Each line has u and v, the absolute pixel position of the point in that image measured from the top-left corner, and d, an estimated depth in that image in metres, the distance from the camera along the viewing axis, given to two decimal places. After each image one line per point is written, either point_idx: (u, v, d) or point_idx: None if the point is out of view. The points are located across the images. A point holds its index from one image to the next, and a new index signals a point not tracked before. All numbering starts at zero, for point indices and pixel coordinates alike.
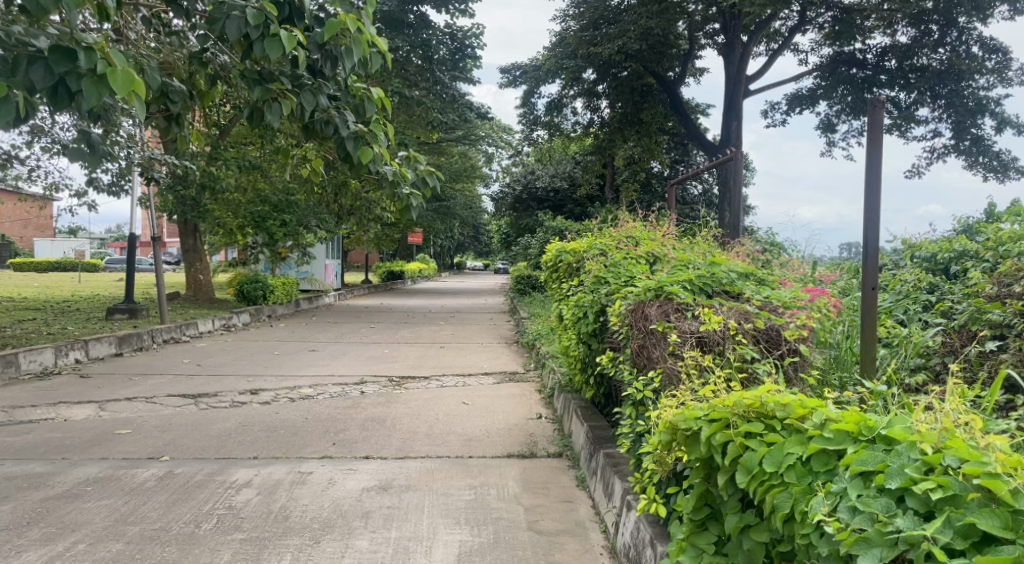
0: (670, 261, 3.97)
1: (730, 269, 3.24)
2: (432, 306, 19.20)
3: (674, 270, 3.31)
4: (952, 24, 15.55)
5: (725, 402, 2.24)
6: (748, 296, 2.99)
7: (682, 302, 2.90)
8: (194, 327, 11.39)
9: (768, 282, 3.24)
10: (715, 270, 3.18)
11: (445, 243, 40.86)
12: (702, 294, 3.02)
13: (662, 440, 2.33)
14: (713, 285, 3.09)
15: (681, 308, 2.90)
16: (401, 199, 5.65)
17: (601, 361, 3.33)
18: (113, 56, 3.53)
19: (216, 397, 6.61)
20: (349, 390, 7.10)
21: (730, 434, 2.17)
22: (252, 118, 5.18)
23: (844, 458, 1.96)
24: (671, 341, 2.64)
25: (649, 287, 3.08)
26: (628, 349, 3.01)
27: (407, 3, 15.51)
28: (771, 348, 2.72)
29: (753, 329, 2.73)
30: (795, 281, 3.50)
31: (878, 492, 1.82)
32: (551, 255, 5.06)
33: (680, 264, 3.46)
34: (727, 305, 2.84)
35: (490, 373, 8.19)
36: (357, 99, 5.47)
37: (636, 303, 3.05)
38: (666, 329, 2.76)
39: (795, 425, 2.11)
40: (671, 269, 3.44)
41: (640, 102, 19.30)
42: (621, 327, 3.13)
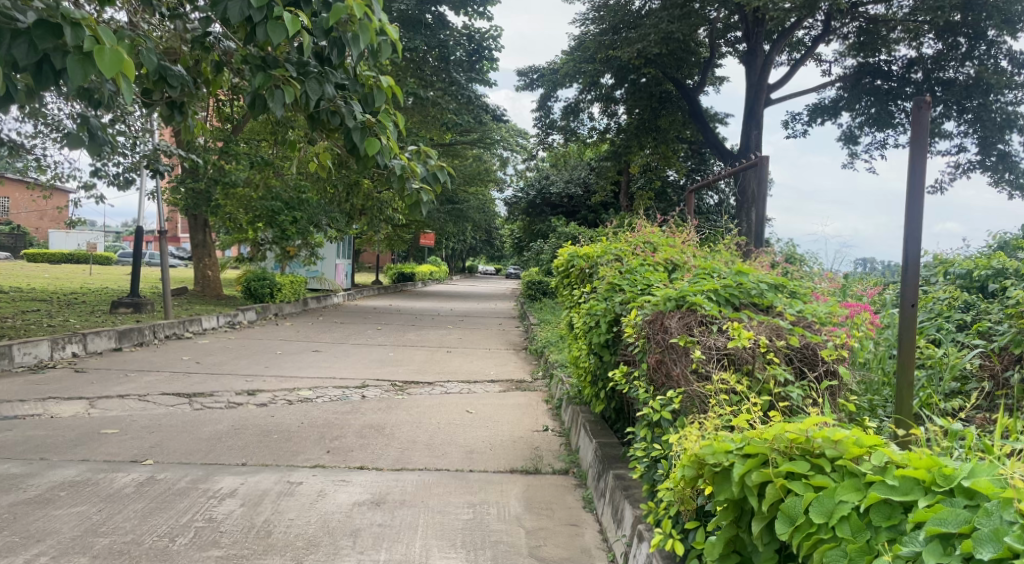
0: (690, 269, 3.69)
1: (756, 278, 2.97)
2: (441, 309, 18.96)
3: (695, 277, 3.05)
4: (980, 36, 15.19)
5: (765, 436, 2.07)
6: (781, 311, 2.70)
7: (704, 314, 2.63)
8: (198, 323, 11.21)
9: (801, 295, 2.95)
10: (740, 278, 2.90)
11: (458, 246, 40.65)
12: (729, 306, 2.76)
13: (686, 476, 2.17)
14: (741, 296, 2.81)
15: (705, 320, 2.63)
16: (410, 196, 5.43)
17: (613, 376, 3.07)
18: (102, 35, 3.35)
19: (211, 397, 6.38)
20: (349, 393, 6.85)
21: (769, 474, 2.01)
22: (253, 107, 4.98)
23: (913, 512, 1.81)
24: (696, 359, 2.39)
25: (669, 296, 2.81)
26: (644, 364, 2.73)
27: (425, 2, 15.32)
28: (807, 369, 2.44)
29: (787, 348, 2.46)
30: (829, 294, 3.21)
31: (962, 560, 1.65)
32: (563, 260, 4.79)
33: (703, 273, 3.18)
34: (756, 319, 2.56)
35: (496, 380, 7.93)
36: (367, 88, 5.24)
37: (655, 314, 2.78)
38: (688, 344, 2.49)
39: (849, 467, 1.97)
40: (691, 277, 3.16)
41: (658, 108, 19.02)
42: (638, 339, 2.88)
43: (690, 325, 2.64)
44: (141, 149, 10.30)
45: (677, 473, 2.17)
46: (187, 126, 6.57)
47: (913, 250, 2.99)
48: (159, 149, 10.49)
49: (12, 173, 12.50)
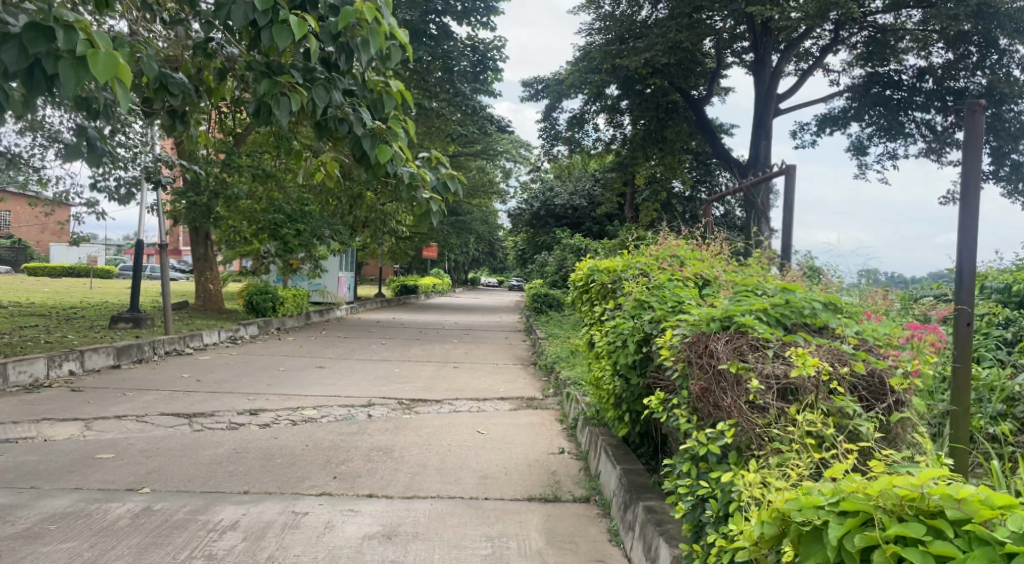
0: (722, 285, 3.51)
1: (805, 296, 2.84)
2: (445, 323, 18.69)
3: (736, 298, 2.89)
4: (992, 44, 14.97)
5: (870, 492, 1.93)
6: (839, 332, 2.64)
7: (755, 337, 2.60)
8: (199, 339, 10.99)
9: (854, 313, 2.84)
10: (789, 296, 2.81)
11: (461, 258, 40.42)
12: (780, 328, 2.71)
13: (768, 533, 2.03)
14: (792, 317, 2.75)
15: (757, 343, 2.60)
16: (420, 205, 5.30)
17: (648, 403, 2.95)
18: (96, 38, 3.15)
19: (212, 417, 6.14)
20: (354, 413, 6.60)
21: (877, 538, 1.86)
22: (258, 114, 4.82)
23: None
24: (754, 389, 2.37)
25: (711, 317, 2.77)
26: (686, 392, 2.68)
27: (429, 13, 15.17)
28: (877, 398, 2.45)
29: (850, 375, 2.45)
30: (879, 313, 3.07)
31: None
32: (583, 276, 4.59)
33: (744, 289, 3.03)
34: (810, 341, 2.55)
35: (506, 397, 7.68)
36: (376, 94, 5.06)
37: (696, 335, 2.76)
38: (740, 370, 2.47)
39: (980, 534, 1.82)
40: (728, 295, 3.05)
41: (665, 119, 18.82)
42: (675, 362, 2.82)
43: (740, 349, 2.62)
44: (141, 161, 10.13)
45: (759, 530, 2.03)
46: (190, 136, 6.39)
47: (967, 263, 2.87)
48: (160, 160, 10.32)
49: (13, 187, 12.34)
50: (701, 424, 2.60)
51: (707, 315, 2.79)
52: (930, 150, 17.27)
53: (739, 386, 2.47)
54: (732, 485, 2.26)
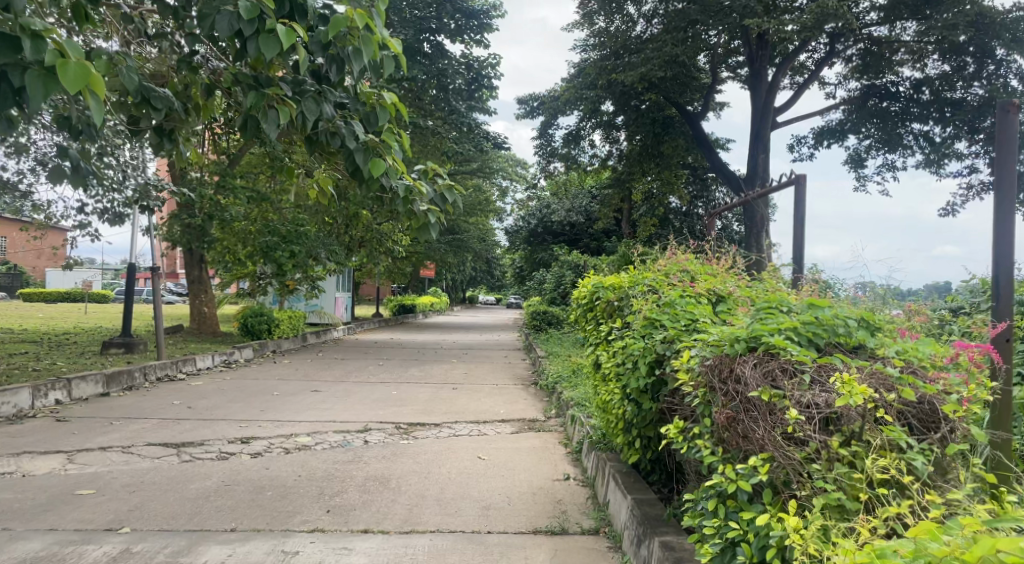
0: (738, 302, 3.32)
1: (834, 311, 2.66)
2: (443, 342, 18.45)
3: (760, 315, 2.69)
4: (988, 55, 14.86)
5: (967, 558, 1.71)
6: (879, 353, 2.48)
7: (788, 361, 2.42)
8: (191, 364, 10.74)
9: (887, 331, 2.67)
10: (819, 312, 2.62)
11: (459, 277, 40.23)
12: (812, 348, 2.51)
13: None
14: (824, 336, 2.55)
15: (790, 367, 2.42)
16: (418, 218, 5.15)
17: (665, 432, 2.75)
18: (65, 48, 2.95)
19: (201, 447, 5.89)
20: (350, 439, 6.35)
21: None
22: (246, 129, 4.66)
23: None
24: (793, 419, 2.19)
25: (735, 336, 2.58)
26: (711, 422, 2.50)
27: (422, 31, 15.03)
28: (930, 428, 2.30)
29: (898, 403, 2.29)
30: (910, 326, 2.89)
31: None
32: (587, 293, 4.37)
33: (768, 304, 2.84)
34: (846, 362, 2.38)
35: (507, 420, 7.44)
36: (369, 106, 4.91)
37: (719, 356, 2.57)
38: (773, 398, 2.31)
39: None
40: (748, 312, 2.86)
41: (661, 134, 18.59)
42: (695, 387, 2.65)
43: (770, 372, 2.45)
44: (131, 183, 9.95)
45: None
46: (178, 154, 6.20)
47: (1003, 274, 2.71)
48: (149, 181, 10.13)
49: (3, 212, 12.16)
50: (730, 457, 2.42)
51: (731, 334, 2.59)
52: (929, 162, 17.13)
53: (774, 416, 2.31)
54: (777, 531, 2.09)
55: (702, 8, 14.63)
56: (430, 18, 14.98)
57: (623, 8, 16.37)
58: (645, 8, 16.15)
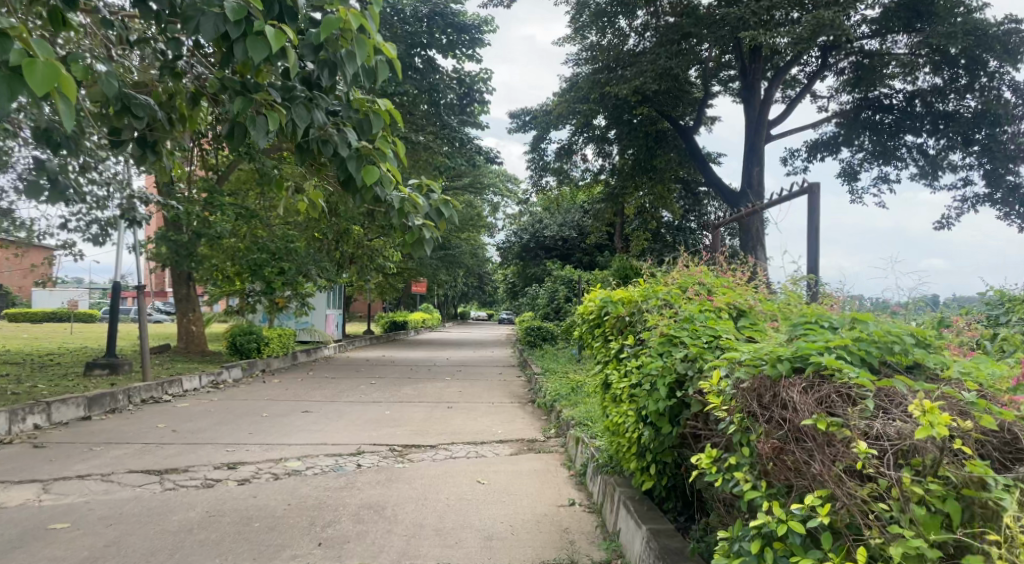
0: (763, 319, 3.16)
1: (879, 326, 2.52)
2: (437, 360, 18.18)
3: (803, 334, 2.53)
4: (980, 67, 14.73)
5: None
6: (944, 373, 2.31)
7: (844, 385, 2.28)
8: (177, 385, 10.42)
9: (941, 347, 2.52)
10: (865, 330, 2.48)
11: (450, 293, 39.96)
12: (866, 368, 2.36)
13: None
14: (878, 354, 2.39)
15: (847, 393, 2.28)
16: (411, 233, 4.94)
17: (697, 462, 2.59)
18: (34, 48, 2.73)
19: (185, 474, 5.59)
20: (342, 463, 6.06)
21: None
22: (233, 136, 4.43)
23: None
24: (861, 450, 2.05)
25: (777, 356, 2.44)
26: (758, 452, 2.35)
27: (413, 46, 14.87)
28: (1012, 458, 2.11)
29: (977, 433, 2.11)
30: (963, 342, 2.71)
31: None
32: (594, 308, 4.16)
33: (807, 321, 2.68)
34: (910, 386, 2.23)
35: (505, 441, 7.17)
36: (361, 114, 4.71)
37: (761, 379, 2.44)
38: (831, 427, 2.18)
39: None
40: (785, 330, 2.71)
41: (654, 148, 18.43)
42: (733, 414, 2.50)
43: (824, 398, 2.32)
44: (115, 199, 9.63)
45: None
46: (162, 167, 5.94)
47: None
48: (135, 197, 9.82)
49: None
50: (784, 491, 2.28)
51: (774, 353, 2.45)
52: (923, 175, 17.02)
53: (833, 448, 2.18)
54: None
55: (696, 21, 14.70)
56: (421, 33, 14.81)
57: (614, 23, 16.29)
58: (636, 22, 16.06)
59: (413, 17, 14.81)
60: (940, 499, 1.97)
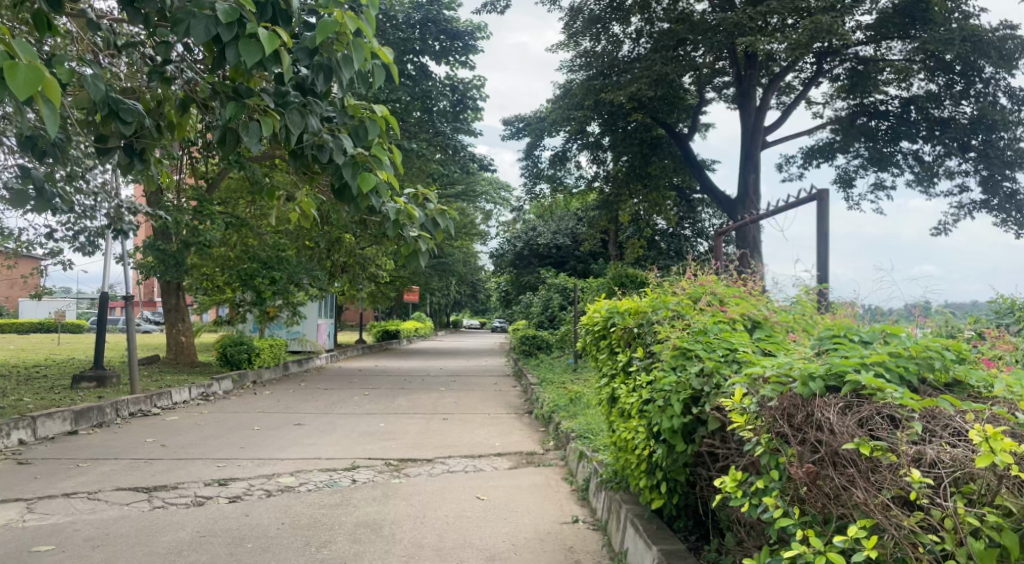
0: (779, 333, 3.09)
1: (913, 342, 2.48)
2: (431, 369, 18.00)
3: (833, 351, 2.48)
4: (976, 72, 14.97)
5: None
6: (991, 393, 2.23)
7: (887, 406, 2.23)
8: (166, 398, 10.22)
9: (974, 361, 2.47)
10: (902, 348, 2.44)
11: (442, 301, 39.77)
12: (905, 385, 2.33)
13: None
14: (913, 373, 2.35)
15: (893, 415, 2.21)
16: (406, 244, 4.82)
17: (722, 485, 2.51)
18: (17, 49, 2.58)
19: (174, 491, 5.42)
20: (337, 478, 5.90)
21: None
22: (224, 144, 4.24)
23: None
24: (915, 478, 1.95)
25: (809, 374, 2.39)
26: (798, 479, 2.26)
27: (406, 53, 14.78)
28: None
29: None
30: (995, 356, 2.64)
31: None
32: (600, 319, 4.08)
33: (838, 335, 2.66)
34: (958, 407, 2.18)
35: (503, 453, 7.02)
36: (356, 120, 4.57)
37: (794, 397, 2.39)
38: (875, 452, 2.12)
39: None
40: (811, 346, 2.67)
41: (648, 154, 18.36)
42: (762, 437, 2.43)
43: (864, 420, 2.27)
44: (102, 209, 9.42)
45: None
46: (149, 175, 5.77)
47: None
48: (122, 207, 9.62)
49: None
50: (825, 519, 2.20)
51: (805, 373, 2.40)
52: (918, 182, 17.00)
53: (875, 475, 2.11)
54: None
55: (692, 27, 14.80)
56: (414, 40, 14.73)
57: (609, 29, 16.28)
58: (631, 28, 16.05)
59: (406, 24, 14.73)
60: (997, 530, 1.86)
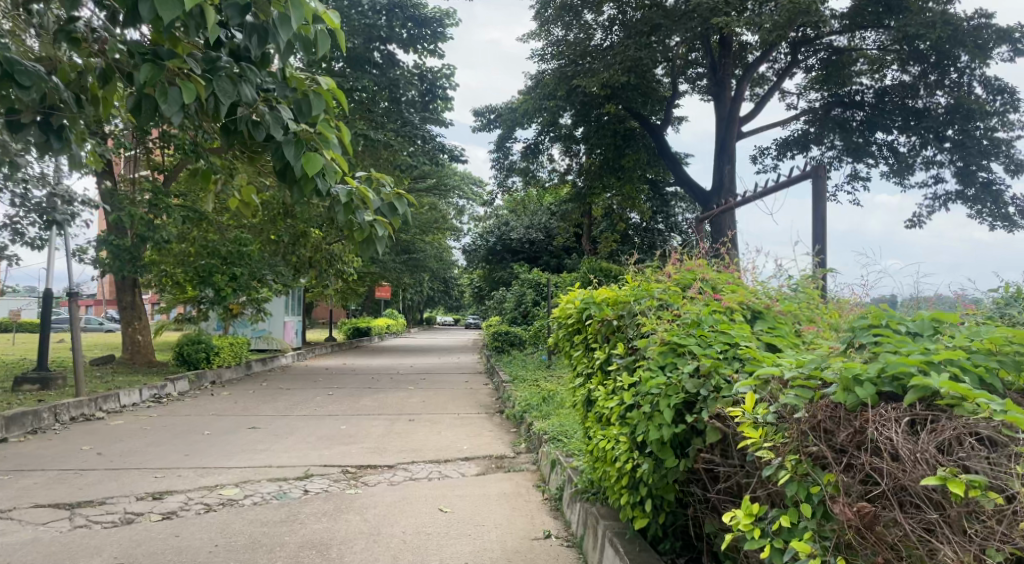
0: (789, 332, 2.69)
1: (981, 339, 2.10)
2: (400, 367, 17.43)
3: (875, 350, 2.10)
4: (950, 61, 14.75)
5: None
6: None
7: (976, 425, 1.84)
8: (113, 401, 9.55)
9: None
10: (971, 342, 2.11)
11: (415, 299, 39.17)
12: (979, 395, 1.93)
13: None
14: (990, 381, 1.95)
15: (987, 438, 1.84)
16: (360, 230, 4.28)
17: (740, 525, 2.14)
18: None
19: (100, 507, 4.83)
20: (286, 490, 5.35)
21: None
22: (138, 113, 3.56)
23: None
24: None
25: (852, 379, 2.02)
26: (852, 528, 1.91)
27: (372, 40, 14.18)
28: None
29: None
30: None
31: None
32: (573, 312, 3.65)
33: (863, 327, 2.27)
34: None
35: (472, 457, 6.53)
36: (299, 93, 4.02)
37: (829, 401, 2.06)
38: (970, 492, 1.75)
39: None
40: (844, 338, 2.30)
41: (622, 147, 17.91)
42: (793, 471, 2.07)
43: (945, 445, 1.88)
44: (36, 196, 8.79)
45: None
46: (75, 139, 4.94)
47: None
48: (58, 197, 8.82)
49: None
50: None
51: (846, 378, 2.02)
52: (893, 173, 16.78)
53: (974, 526, 1.76)
54: None
55: (665, 14, 14.37)
56: (380, 26, 14.12)
57: (580, 17, 15.83)
58: (602, 16, 15.61)
59: (371, 10, 14.11)
60: None
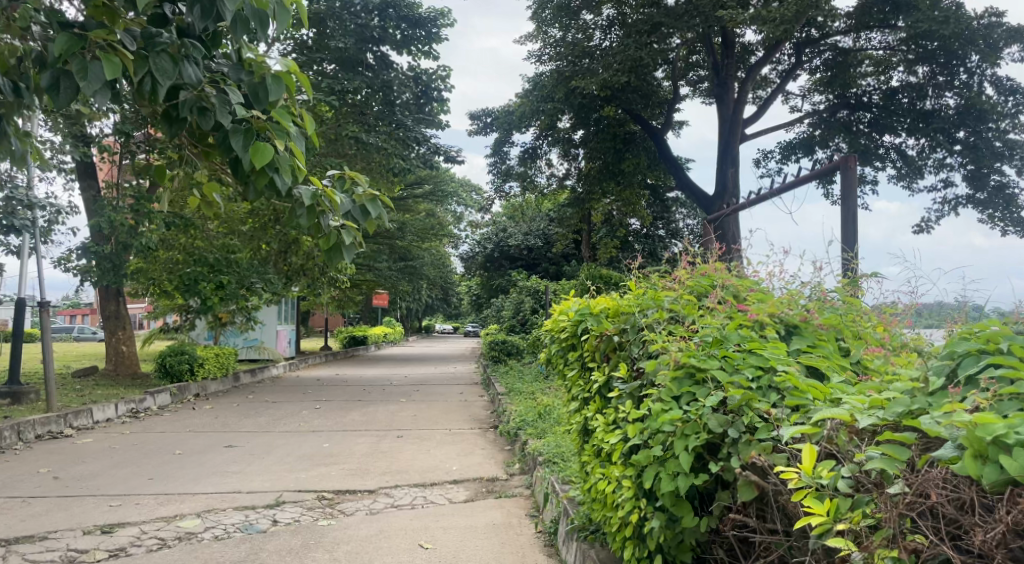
0: (831, 359, 2.29)
1: None
2: (395, 377, 16.90)
3: (999, 394, 1.65)
4: (960, 61, 14.33)
5: None
6: None
7: None
8: (86, 416, 9.03)
9: None
10: None
11: (413, 306, 38.70)
12: None
13: None
14: None
15: None
16: (327, 237, 3.82)
17: None
18: None
19: (41, 544, 4.33)
20: (254, 520, 4.84)
21: None
22: (55, 92, 3.11)
23: None
24: None
25: (988, 443, 1.54)
26: None
27: (365, 41, 13.75)
28: None
29: None
30: None
31: None
32: (567, 325, 3.17)
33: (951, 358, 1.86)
34: None
35: (461, 480, 6.02)
36: (257, 77, 3.50)
37: (945, 471, 1.63)
38: None
39: None
40: (941, 371, 1.88)
41: (622, 150, 17.51)
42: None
43: None
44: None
45: None
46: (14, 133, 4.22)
47: None
48: (17, 200, 8.33)
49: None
50: None
51: (979, 442, 1.55)
52: (901, 177, 16.34)
53: None
54: None
55: (666, 12, 13.93)
56: (372, 27, 13.68)
57: (578, 16, 15.38)
58: (602, 17, 15.18)
59: (363, 9, 13.58)
60: None
